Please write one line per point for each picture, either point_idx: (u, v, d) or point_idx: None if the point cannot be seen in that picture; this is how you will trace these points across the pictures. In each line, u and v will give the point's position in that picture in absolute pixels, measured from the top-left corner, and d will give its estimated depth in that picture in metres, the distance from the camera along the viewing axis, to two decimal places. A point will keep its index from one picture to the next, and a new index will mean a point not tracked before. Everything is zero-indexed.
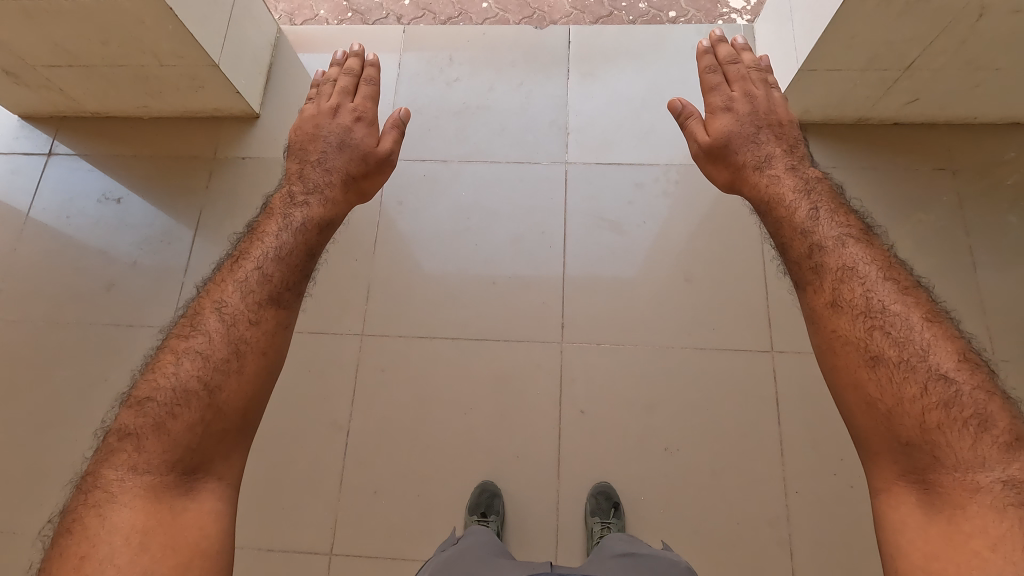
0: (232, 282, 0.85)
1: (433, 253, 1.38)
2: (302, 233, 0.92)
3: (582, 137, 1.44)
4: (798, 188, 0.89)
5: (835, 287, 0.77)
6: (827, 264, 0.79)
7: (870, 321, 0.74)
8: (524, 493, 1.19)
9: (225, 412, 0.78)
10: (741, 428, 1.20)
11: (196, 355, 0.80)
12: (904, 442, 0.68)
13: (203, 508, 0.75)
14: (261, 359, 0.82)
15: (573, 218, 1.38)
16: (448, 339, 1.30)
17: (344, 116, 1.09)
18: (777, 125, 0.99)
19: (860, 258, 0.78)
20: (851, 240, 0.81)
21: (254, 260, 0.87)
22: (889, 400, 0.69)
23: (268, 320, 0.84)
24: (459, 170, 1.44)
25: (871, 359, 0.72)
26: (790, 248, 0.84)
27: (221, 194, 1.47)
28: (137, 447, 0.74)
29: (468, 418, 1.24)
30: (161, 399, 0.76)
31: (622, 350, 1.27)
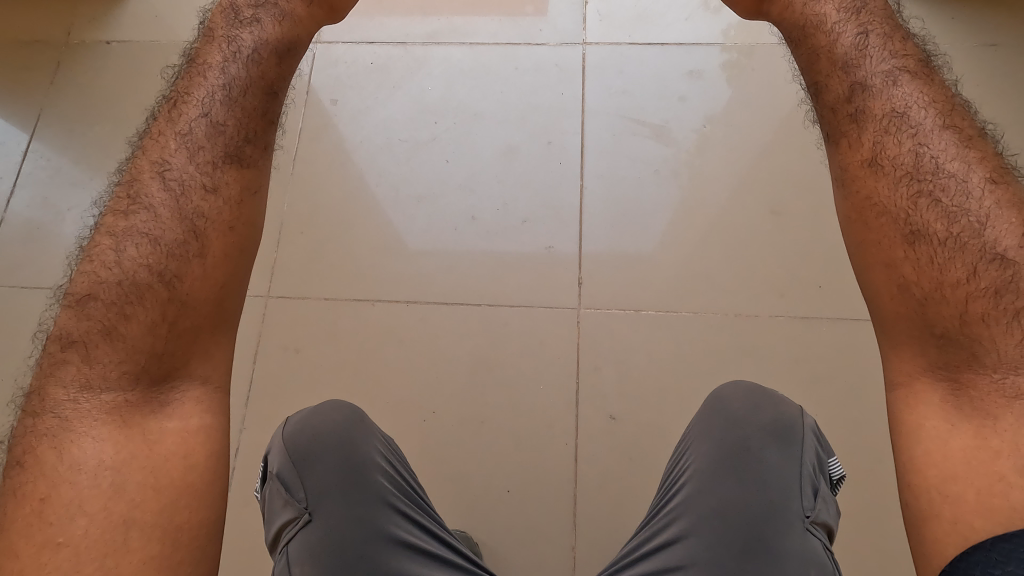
0: (172, 133, 0.49)
1: (383, 176, 0.91)
2: (258, 62, 0.53)
3: (607, 6, 0.96)
4: (849, 5, 0.55)
5: (876, 139, 0.48)
6: (870, 109, 0.50)
7: (917, 180, 0.46)
8: (520, 552, 0.72)
9: (204, 310, 0.45)
10: (872, 449, 0.74)
11: (143, 235, 0.46)
12: (938, 335, 0.42)
13: (187, 422, 0.42)
14: (235, 232, 0.47)
15: (593, 123, 0.91)
16: (401, 305, 0.84)
17: None
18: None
19: (916, 99, 0.49)
20: (907, 76, 0.50)
21: (198, 98, 0.51)
22: (926, 287, 0.43)
23: (237, 179, 0.49)
24: (423, 57, 0.96)
25: (911, 233, 0.45)
26: (823, 90, 0.53)
27: (73, 93, 0.99)
28: (87, 357, 0.43)
29: (427, 431, 0.78)
30: (105, 295, 0.44)
31: (675, 322, 0.80)
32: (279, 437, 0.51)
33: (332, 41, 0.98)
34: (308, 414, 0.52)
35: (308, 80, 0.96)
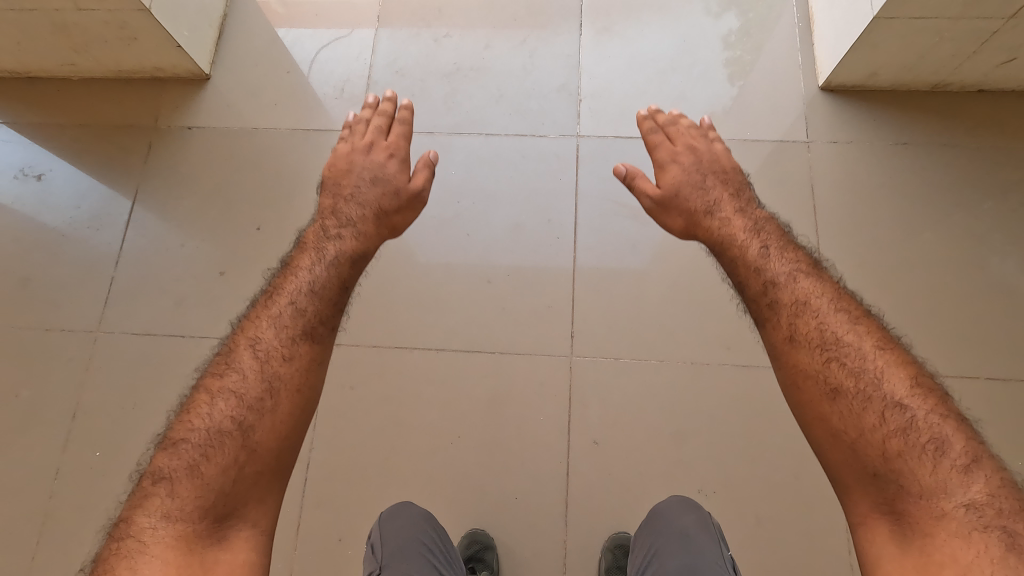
0: (267, 317, 0.68)
1: (416, 245, 1.13)
2: (339, 266, 0.74)
3: (596, 105, 1.19)
4: (748, 224, 0.75)
5: (790, 321, 0.65)
6: (781, 299, 0.66)
7: (826, 350, 0.62)
8: (525, 544, 0.96)
9: (266, 460, 0.61)
10: (793, 467, 0.98)
11: (231, 394, 0.63)
12: (873, 473, 0.56)
13: (235, 560, 0.56)
14: (300, 395, 0.64)
15: (585, 204, 1.13)
16: (433, 351, 1.07)
17: (379, 153, 0.87)
18: (721, 171, 0.83)
19: (812, 291, 0.66)
20: (802, 275, 0.68)
21: (288, 293, 0.69)
22: (852, 432, 0.58)
23: (306, 354, 0.66)
24: (447, 145, 1.19)
25: (833, 391, 0.60)
26: (745, 287, 0.70)
27: (163, 171, 1.22)
28: (170, 490, 0.58)
29: (455, 450, 1.01)
30: (195, 440, 0.61)
31: (645, 367, 1.04)
32: (378, 521, 0.81)
33: None
34: (397, 508, 0.82)
35: None
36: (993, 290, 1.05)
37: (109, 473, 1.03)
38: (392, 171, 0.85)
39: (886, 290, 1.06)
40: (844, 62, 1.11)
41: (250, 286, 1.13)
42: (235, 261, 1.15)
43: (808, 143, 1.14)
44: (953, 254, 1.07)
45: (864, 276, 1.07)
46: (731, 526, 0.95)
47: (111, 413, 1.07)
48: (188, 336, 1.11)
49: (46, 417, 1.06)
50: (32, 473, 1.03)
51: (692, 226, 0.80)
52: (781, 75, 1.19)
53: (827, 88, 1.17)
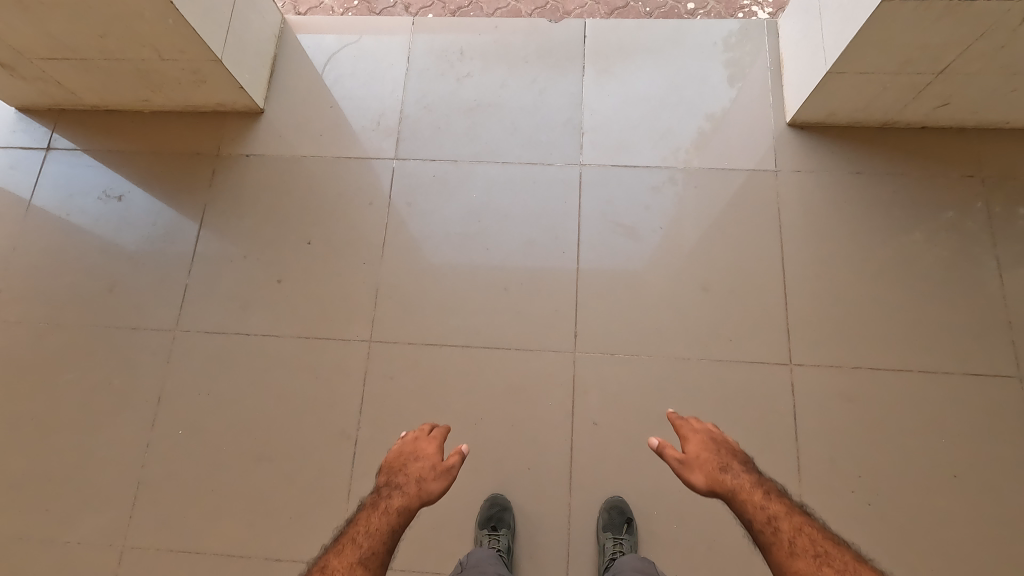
0: (345, 545, 0.77)
1: (444, 257, 1.34)
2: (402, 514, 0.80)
3: (597, 138, 1.39)
4: (754, 480, 0.81)
5: (793, 545, 0.73)
6: (781, 525, 0.75)
7: (818, 556, 0.71)
8: (536, 506, 1.17)
9: None
10: (758, 445, 1.18)
11: None
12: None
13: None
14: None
15: (587, 223, 1.34)
16: (459, 347, 1.28)
17: (427, 445, 0.91)
18: (730, 448, 0.87)
19: (805, 525, 0.75)
20: (800, 517, 0.76)
21: (358, 535, 0.78)
22: None
23: None
24: (469, 172, 1.40)
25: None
26: (765, 539, 0.75)
27: (225, 193, 1.42)
28: None
29: (478, 430, 1.22)
30: None
31: (637, 361, 1.24)
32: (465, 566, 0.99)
33: (406, 158, 1.42)
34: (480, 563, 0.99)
35: (390, 189, 1.40)
36: (928, 297, 1.25)
37: (190, 448, 1.24)
38: (428, 450, 0.89)
39: (838, 297, 1.26)
40: (806, 102, 1.31)
41: (302, 292, 1.34)
42: (289, 271, 1.36)
43: (776, 171, 1.35)
44: (897, 268, 1.27)
45: (821, 285, 1.27)
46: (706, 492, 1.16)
47: (190, 399, 1.28)
48: (252, 334, 1.32)
49: (135, 402, 1.28)
50: (127, 448, 1.25)
51: (719, 484, 0.80)
52: (755, 112, 1.39)
53: (793, 123, 1.37)
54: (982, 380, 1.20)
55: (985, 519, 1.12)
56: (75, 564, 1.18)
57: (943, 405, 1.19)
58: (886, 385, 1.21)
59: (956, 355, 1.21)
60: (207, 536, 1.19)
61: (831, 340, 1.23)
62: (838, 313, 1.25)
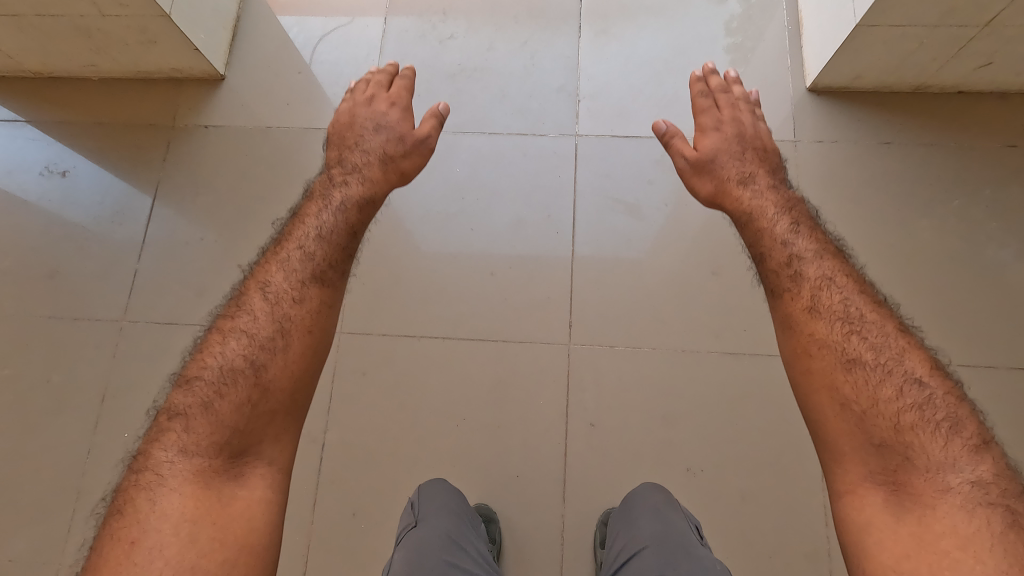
0: (275, 264, 0.72)
1: (423, 238, 1.20)
2: (333, 240, 0.74)
3: (594, 105, 1.25)
4: (779, 200, 0.78)
5: (813, 292, 0.67)
6: (805, 272, 0.69)
7: (849, 325, 0.65)
8: (525, 517, 1.03)
9: (278, 393, 0.64)
10: (775, 449, 1.04)
11: (242, 334, 0.67)
12: (877, 443, 0.59)
13: (253, 496, 0.60)
14: (310, 336, 0.67)
15: (583, 199, 1.20)
16: (439, 340, 1.14)
17: (380, 135, 0.87)
18: (761, 149, 0.85)
19: (836, 271, 0.69)
20: (828, 255, 0.71)
21: (296, 240, 0.73)
22: (866, 401, 0.61)
23: (316, 297, 0.69)
24: (452, 143, 1.25)
25: (848, 361, 0.63)
26: (767, 257, 0.72)
27: (181, 168, 1.28)
28: (185, 427, 0.62)
29: (460, 432, 1.08)
30: (209, 377, 0.64)
31: (638, 354, 1.10)
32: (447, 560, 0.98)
33: None
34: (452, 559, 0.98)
35: None
36: (967, 282, 1.11)
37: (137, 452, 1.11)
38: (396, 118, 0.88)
39: None
40: (829, 65, 1.16)
41: None
42: (251, 253, 1.21)
43: (795, 142, 1.20)
44: (932, 247, 1.13)
45: None
46: (717, 502, 1.02)
47: (138, 397, 1.14)
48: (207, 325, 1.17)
49: (76, 400, 1.14)
50: (66, 451, 1.11)
51: (735, 200, 0.79)
52: (771, 77, 1.25)
53: (814, 90, 1.23)
54: None
55: None
56: None
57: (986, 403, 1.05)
58: None
59: (1000, 348, 1.07)
60: None
61: None
62: None
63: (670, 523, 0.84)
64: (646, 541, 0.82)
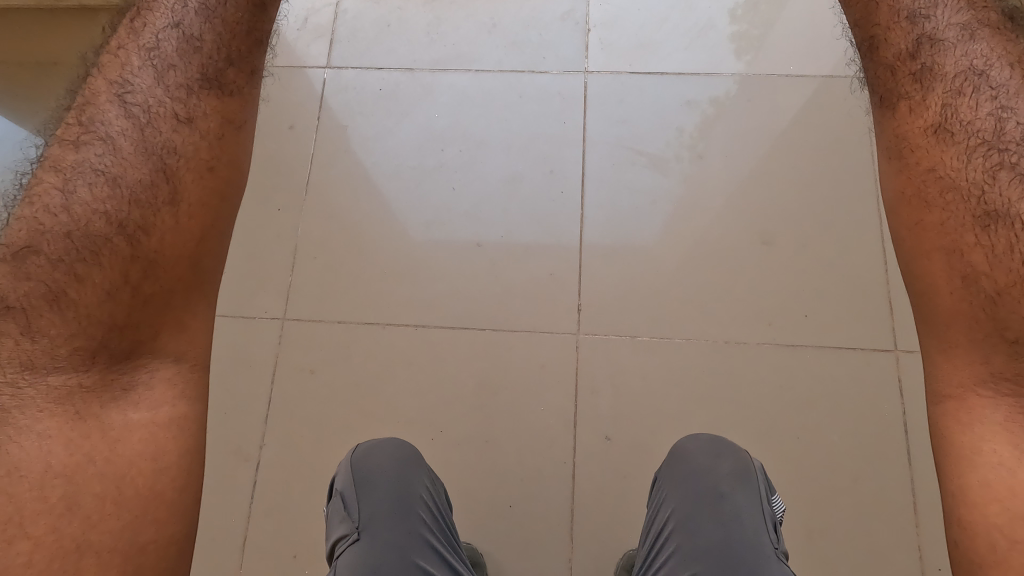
0: (128, 60, 0.59)
1: (392, 201, 0.95)
2: (209, 29, 0.62)
3: (608, 35, 1.00)
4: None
5: (945, 106, 0.58)
6: (943, 66, 0.59)
7: (993, 154, 0.54)
8: (521, 562, 0.78)
9: (169, 255, 0.53)
10: (850, 471, 0.79)
11: (99, 175, 0.53)
12: (1012, 341, 0.48)
13: (156, 418, 0.49)
14: (202, 180, 0.56)
15: (594, 151, 0.95)
16: (411, 328, 0.89)
17: None
18: None
19: (994, 55, 0.58)
20: (983, 31, 0.60)
21: (154, 28, 0.61)
22: (1006, 277, 0.50)
23: (208, 113, 0.59)
24: (430, 83, 1.00)
25: (986, 216, 0.53)
26: (884, 45, 0.63)
27: None
28: (28, 327, 0.48)
29: (436, 448, 0.83)
30: (50, 250, 0.50)
31: (667, 348, 0.85)
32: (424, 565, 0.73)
33: (342, 66, 1.02)
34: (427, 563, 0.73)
35: (320, 106, 1.00)
36: None
37: None
38: None
39: None
40: None
41: None
42: None
43: None
44: None
45: None
46: None
47: None
48: None
49: None
50: None
51: None
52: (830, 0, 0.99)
53: None
54: None
55: None
56: None
57: None
58: None
59: None
60: None
61: None
62: None
63: (735, 522, 0.58)
64: (701, 560, 0.57)
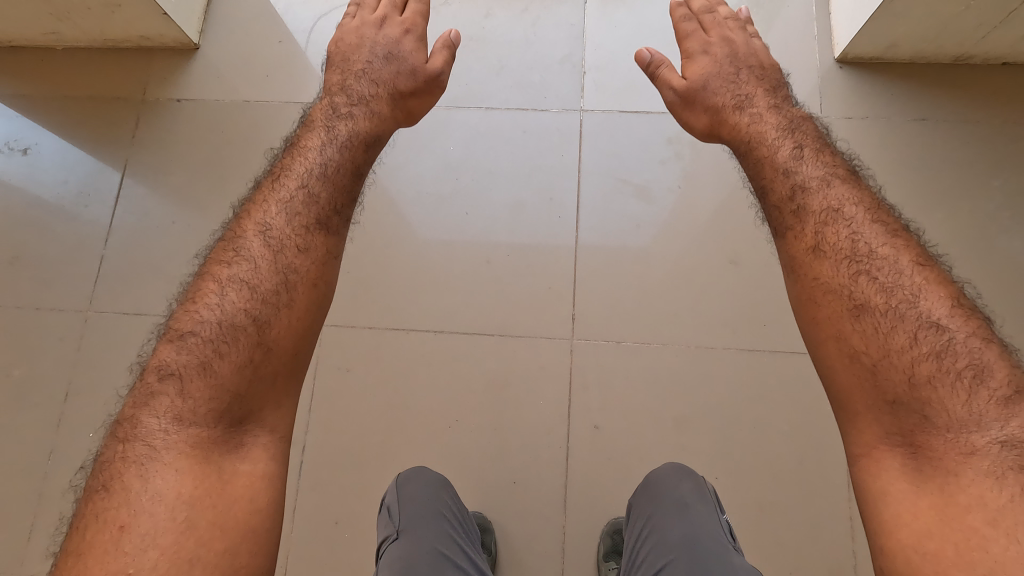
0: (273, 201, 0.67)
1: (414, 223, 1.10)
2: (333, 180, 0.70)
3: (601, 77, 1.14)
4: (781, 124, 0.73)
5: (817, 230, 0.63)
6: (810, 205, 0.65)
7: (856, 263, 0.60)
8: (523, 528, 0.95)
9: (281, 354, 0.60)
10: (797, 455, 0.95)
11: (242, 284, 0.62)
12: (891, 401, 0.55)
13: (257, 470, 0.56)
14: (315, 289, 0.64)
15: (588, 182, 1.10)
16: (431, 334, 1.04)
17: (393, 28, 0.83)
18: (758, 67, 0.80)
19: (847, 199, 0.65)
20: (837, 180, 0.66)
21: (297, 176, 0.69)
22: (875, 353, 0.56)
23: (320, 245, 0.66)
24: (446, 119, 1.15)
25: (856, 308, 0.59)
26: (770, 191, 0.69)
27: (152, 144, 1.18)
28: (180, 390, 0.57)
29: (453, 435, 1.00)
30: (205, 333, 0.59)
31: (648, 352, 1.01)
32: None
33: None
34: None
35: None
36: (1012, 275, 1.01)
37: None
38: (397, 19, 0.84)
39: None
40: (862, 33, 1.05)
41: None
42: None
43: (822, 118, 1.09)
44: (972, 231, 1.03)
45: None
46: (734, 514, 0.94)
47: (103, 393, 1.05)
48: None
49: (38, 398, 1.05)
50: (27, 453, 1.02)
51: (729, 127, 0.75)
52: (797, 48, 1.14)
53: (843, 61, 1.12)
54: None
55: None
56: None
57: None
58: None
59: None
60: None
61: None
62: None
63: (696, 523, 0.74)
64: (673, 551, 0.72)
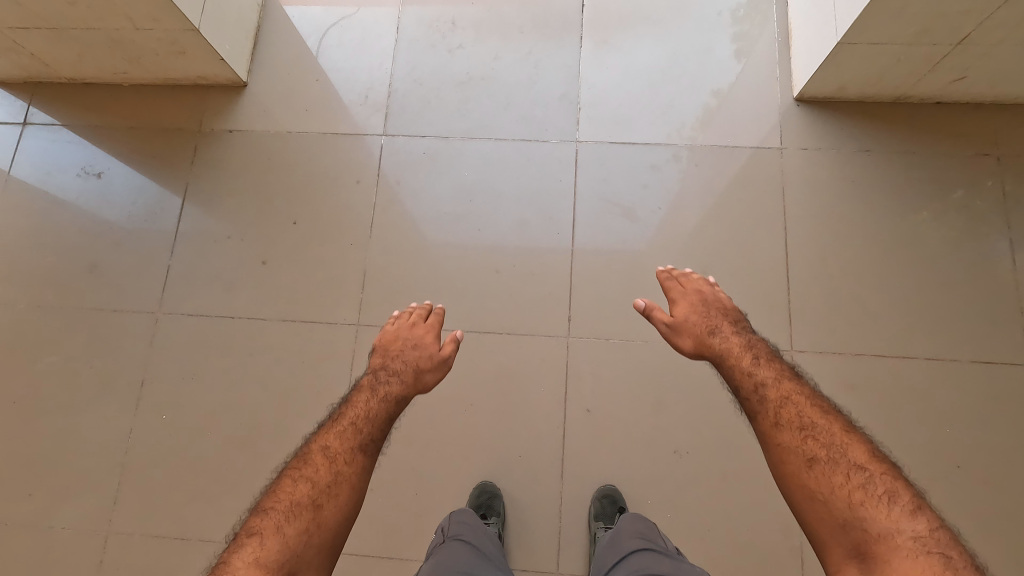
0: (337, 427, 0.77)
1: (434, 238, 1.29)
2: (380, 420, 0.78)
3: (594, 113, 1.33)
4: (743, 342, 0.82)
5: (775, 407, 0.71)
6: (769, 394, 0.73)
7: (804, 429, 0.68)
8: (528, 493, 1.14)
9: (326, 533, 0.66)
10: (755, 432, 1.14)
11: (305, 480, 0.70)
12: (841, 523, 0.61)
13: None
14: (358, 491, 0.70)
15: (583, 204, 1.28)
16: (449, 332, 1.24)
17: (423, 329, 0.95)
18: (729, 309, 0.90)
19: (795, 390, 0.73)
20: (787, 377, 0.75)
21: (351, 416, 0.78)
22: (822, 487, 0.64)
23: (362, 465, 0.73)
24: (461, 149, 1.34)
25: (808, 460, 0.66)
26: (737, 389, 0.76)
27: (208, 169, 1.37)
28: (259, 543, 0.64)
29: (468, 416, 1.19)
30: (279, 509, 0.67)
31: (632, 347, 1.20)
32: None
33: (395, 134, 1.36)
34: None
35: (379, 166, 1.34)
36: (939, 283, 1.20)
37: (173, 434, 1.21)
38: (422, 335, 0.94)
39: (844, 280, 1.21)
40: (814, 77, 1.24)
41: (289, 273, 1.29)
42: (274, 252, 1.31)
43: (782, 149, 1.28)
44: (906, 245, 1.22)
45: (825, 270, 1.22)
46: (703, 481, 1.13)
47: (172, 382, 1.24)
48: (235, 318, 1.27)
49: (118, 386, 1.24)
50: (110, 432, 1.22)
51: (706, 346, 0.84)
52: (761, 88, 1.33)
53: (800, 99, 1.30)
54: (992, 368, 1.15)
55: (996, 509, 1.08)
56: (60, 549, 1.16)
57: (954, 394, 1.14)
58: (893, 373, 1.15)
59: (967, 342, 1.16)
60: (192, 521, 1.16)
61: (836, 325, 1.18)
62: (842, 298, 1.20)
63: (651, 538, 0.88)
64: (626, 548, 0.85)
